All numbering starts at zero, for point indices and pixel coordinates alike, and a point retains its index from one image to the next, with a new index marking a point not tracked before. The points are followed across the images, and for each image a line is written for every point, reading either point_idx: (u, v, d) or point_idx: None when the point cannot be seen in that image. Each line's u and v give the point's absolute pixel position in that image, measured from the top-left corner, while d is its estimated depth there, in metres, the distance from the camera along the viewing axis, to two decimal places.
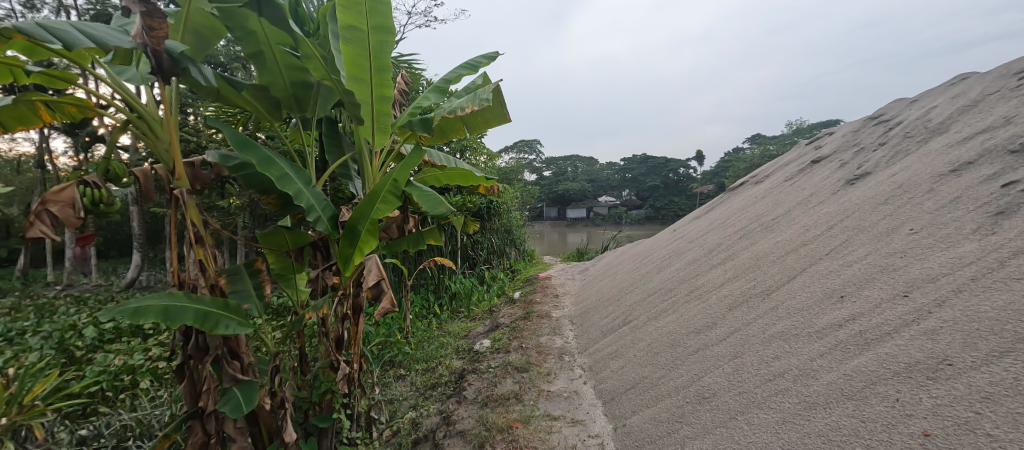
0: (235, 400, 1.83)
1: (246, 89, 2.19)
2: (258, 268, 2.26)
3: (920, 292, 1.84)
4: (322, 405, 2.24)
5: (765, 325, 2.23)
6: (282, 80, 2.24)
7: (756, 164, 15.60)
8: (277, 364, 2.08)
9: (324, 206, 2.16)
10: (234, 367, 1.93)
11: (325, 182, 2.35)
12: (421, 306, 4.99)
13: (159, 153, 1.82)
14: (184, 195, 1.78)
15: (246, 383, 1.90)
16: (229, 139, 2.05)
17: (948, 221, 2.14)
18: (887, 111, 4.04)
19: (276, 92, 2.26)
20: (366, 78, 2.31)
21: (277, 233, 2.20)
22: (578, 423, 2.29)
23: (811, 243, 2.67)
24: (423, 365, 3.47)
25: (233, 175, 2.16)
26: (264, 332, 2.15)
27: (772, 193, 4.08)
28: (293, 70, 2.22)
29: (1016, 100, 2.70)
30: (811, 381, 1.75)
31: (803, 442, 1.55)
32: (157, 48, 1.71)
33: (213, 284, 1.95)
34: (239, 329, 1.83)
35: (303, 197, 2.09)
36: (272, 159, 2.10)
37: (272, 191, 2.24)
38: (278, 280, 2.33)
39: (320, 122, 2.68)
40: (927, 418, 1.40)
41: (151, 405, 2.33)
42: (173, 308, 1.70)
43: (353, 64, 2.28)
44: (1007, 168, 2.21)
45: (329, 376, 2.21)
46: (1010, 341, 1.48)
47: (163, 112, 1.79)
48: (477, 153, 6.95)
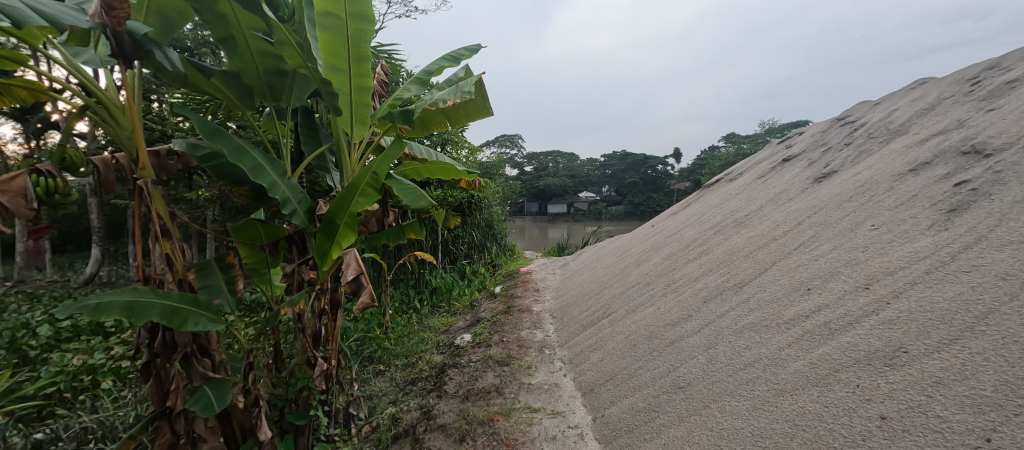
0: (207, 398, 1.79)
1: (216, 76, 2.10)
2: (230, 262, 2.19)
3: (879, 285, 1.95)
4: (299, 403, 2.23)
5: (737, 317, 2.32)
6: (255, 67, 2.20)
7: (731, 162, 16.14)
8: (252, 361, 2.07)
9: (300, 198, 2.13)
10: (204, 365, 1.90)
11: (302, 174, 2.29)
12: (401, 301, 5.00)
13: (121, 141, 1.77)
14: (149, 186, 1.74)
15: (217, 381, 1.88)
16: (198, 128, 2.01)
17: (906, 218, 2.26)
18: (852, 112, 4.23)
19: (248, 79, 2.21)
20: (344, 68, 2.30)
21: (250, 226, 2.15)
22: (558, 415, 2.34)
23: (781, 239, 2.79)
24: (403, 361, 3.50)
25: (202, 165, 2.09)
26: (236, 328, 2.08)
27: (745, 190, 4.23)
28: (267, 57, 2.19)
29: (967, 105, 2.88)
30: (779, 370, 1.84)
31: (771, 427, 1.64)
32: (119, 29, 1.66)
33: (182, 279, 1.88)
34: (209, 325, 1.79)
35: (278, 189, 2.06)
36: (244, 149, 2.06)
37: (244, 183, 2.19)
38: (251, 275, 2.26)
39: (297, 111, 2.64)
40: (884, 402, 1.48)
41: (114, 406, 2.28)
42: (137, 304, 1.66)
43: (331, 52, 2.26)
44: (960, 168, 2.34)
45: (306, 373, 2.17)
46: (960, 329, 1.56)
47: (124, 99, 1.74)
48: (458, 148, 6.96)
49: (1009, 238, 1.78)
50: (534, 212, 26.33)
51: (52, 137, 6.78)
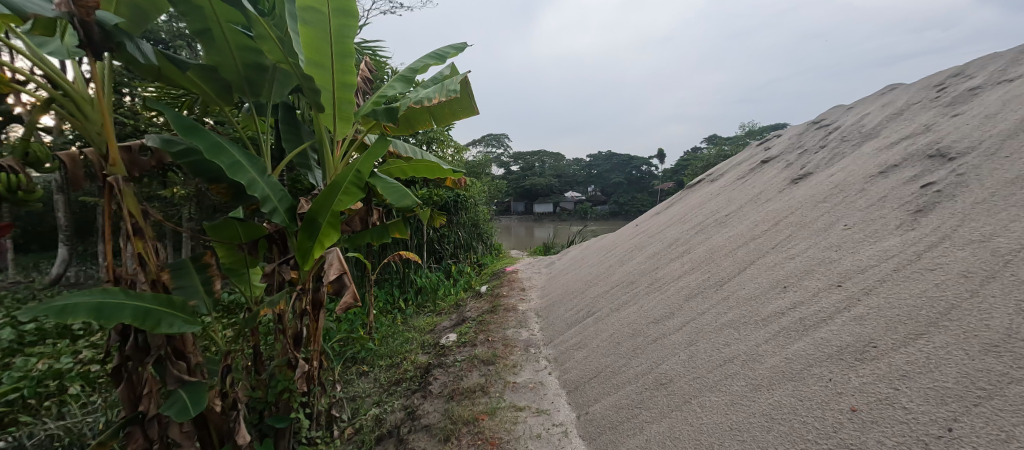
0: (182, 402, 1.76)
1: (191, 70, 2.08)
2: (208, 262, 2.12)
3: (851, 282, 2.02)
4: (280, 405, 2.18)
5: (717, 314, 2.38)
6: (233, 61, 2.13)
7: (712, 163, 16.45)
8: (229, 363, 2.02)
9: (280, 197, 2.11)
10: (179, 368, 1.86)
11: (282, 171, 2.27)
12: (386, 301, 4.98)
13: (89, 136, 1.73)
14: (120, 182, 1.72)
15: (193, 384, 1.84)
16: (172, 124, 1.96)
17: (876, 218, 2.35)
18: (827, 116, 4.36)
19: (226, 74, 2.16)
20: (326, 64, 2.29)
21: (227, 224, 2.13)
22: (543, 413, 2.37)
23: (760, 238, 2.87)
24: (388, 361, 3.48)
25: (178, 162, 2.03)
26: (214, 330, 2.06)
27: (726, 190, 4.32)
28: (246, 51, 2.11)
29: (933, 111, 3.00)
30: (757, 365, 1.90)
31: (748, 421, 1.69)
32: (86, 19, 1.64)
33: (155, 279, 1.85)
34: (185, 327, 1.76)
35: (257, 187, 2.03)
36: (222, 145, 2.01)
37: (222, 180, 2.13)
38: (229, 275, 2.20)
39: (277, 107, 2.60)
40: (855, 395, 1.53)
41: (82, 412, 2.24)
42: (108, 305, 1.64)
43: (312, 47, 2.25)
44: (926, 171, 2.44)
45: (287, 375, 2.16)
46: (924, 324, 1.63)
47: (93, 92, 1.71)
48: (443, 146, 6.95)
49: (971, 238, 1.87)
50: (520, 212, 26.37)
51: (13, 131, 6.46)
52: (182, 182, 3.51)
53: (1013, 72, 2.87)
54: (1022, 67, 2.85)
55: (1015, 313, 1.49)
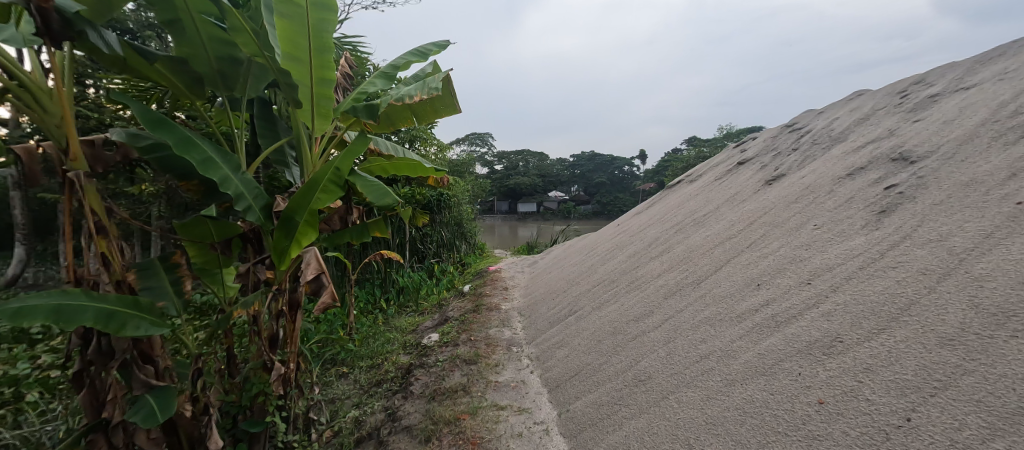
0: (148, 408, 1.70)
1: (159, 61, 2.01)
2: (177, 262, 2.06)
3: (820, 280, 2.10)
4: (254, 409, 2.13)
5: (694, 312, 2.44)
6: (205, 53, 2.08)
7: (692, 164, 16.76)
8: (200, 367, 1.97)
9: (255, 194, 2.06)
10: (147, 373, 1.81)
11: (257, 168, 2.22)
12: (367, 301, 4.94)
13: (48, 129, 1.67)
14: (81, 178, 1.66)
15: (161, 390, 1.78)
16: (139, 117, 1.88)
17: (843, 218, 2.44)
18: (799, 119, 4.50)
19: (198, 66, 2.10)
20: (303, 58, 2.26)
21: (199, 223, 2.04)
22: (525, 411, 2.39)
23: (735, 237, 2.95)
24: (368, 362, 3.46)
25: (144, 157, 1.98)
26: (184, 333, 2.01)
27: (704, 191, 4.42)
28: (218, 43, 2.07)
29: (897, 116, 3.13)
30: (731, 361, 1.96)
31: (723, 415, 1.74)
32: (44, 6, 1.60)
33: (120, 280, 1.81)
34: (152, 329, 1.72)
35: (230, 184, 1.98)
36: (192, 140, 1.96)
37: (192, 177, 2.08)
38: (201, 275, 2.13)
39: (252, 103, 2.57)
40: (822, 389, 1.60)
41: (40, 421, 2.13)
42: (67, 308, 1.58)
43: (289, 40, 2.21)
44: (889, 173, 2.55)
45: (262, 378, 2.13)
46: (886, 319, 1.70)
47: (53, 83, 1.66)
48: (426, 145, 6.92)
49: (930, 237, 1.96)
50: (504, 211, 26.39)
51: None
52: (152, 179, 3.41)
53: (970, 80, 3.02)
54: (978, 75, 3.00)
55: (969, 308, 1.56)
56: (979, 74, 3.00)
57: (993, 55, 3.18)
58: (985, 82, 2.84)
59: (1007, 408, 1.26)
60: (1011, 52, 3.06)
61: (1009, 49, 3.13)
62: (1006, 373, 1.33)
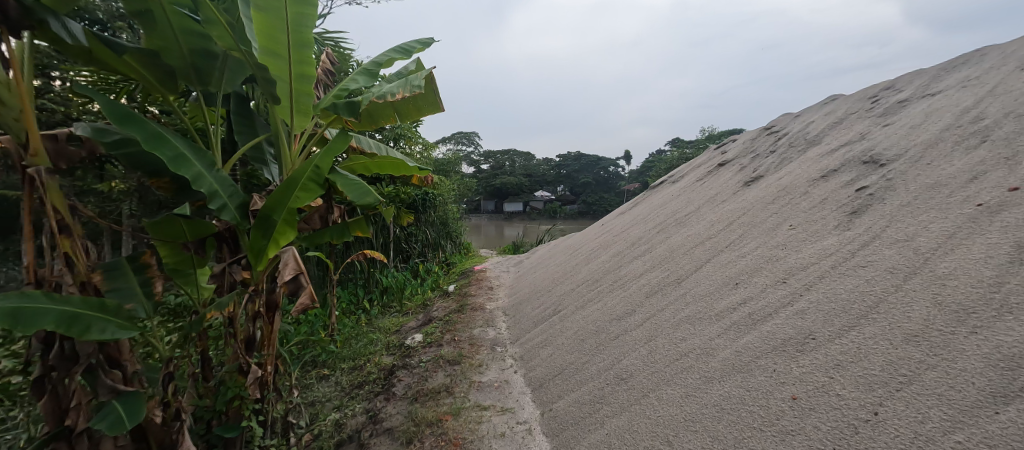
0: (115, 414, 1.66)
1: (128, 54, 1.95)
2: (147, 262, 1.99)
3: (794, 279, 2.15)
4: (229, 414, 2.10)
5: (675, 311, 2.48)
6: (178, 46, 2.02)
7: (676, 165, 17.00)
8: (171, 370, 1.89)
9: (231, 193, 2.03)
10: (113, 377, 1.76)
11: (233, 165, 2.19)
12: (350, 301, 4.88)
13: (6, 123, 1.61)
14: (43, 175, 1.61)
15: (128, 395, 1.73)
16: (105, 112, 1.83)
17: (817, 219, 2.50)
18: (777, 122, 4.60)
19: (170, 60, 2.04)
20: (282, 54, 2.22)
21: (170, 221, 1.97)
22: (508, 411, 2.40)
23: (715, 237, 3.00)
24: (350, 364, 3.43)
25: (111, 153, 1.90)
26: (154, 335, 1.95)
27: (685, 191, 4.49)
28: (192, 36, 2.02)
29: (869, 120, 3.22)
30: (709, 358, 1.99)
31: (701, 412, 1.76)
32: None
33: (84, 281, 1.75)
34: (118, 333, 1.68)
35: (204, 182, 1.94)
36: (163, 135, 1.91)
37: (164, 174, 2.02)
38: (172, 276, 2.05)
39: (229, 98, 2.52)
40: (796, 385, 1.63)
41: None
42: (26, 310, 1.51)
43: (266, 34, 2.17)
44: (861, 176, 2.62)
45: (237, 381, 2.09)
46: (856, 317, 1.75)
47: (12, 75, 1.60)
48: (411, 143, 6.87)
49: (897, 237, 2.02)
50: (490, 211, 26.36)
51: None
52: None
53: (935, 87, 3.13)
54: (943, 82, 3.11)
55: (932, 305, 1.62)
56: (944, 81, 3.12)
57: (957, 62, 3.31)
58: (950, 88, 2.95)
59: (966, 401, 1.30)
60: (973, 61, 3.19)
61: (972, 57, 3.26)
62: (966, 368, 1.38)
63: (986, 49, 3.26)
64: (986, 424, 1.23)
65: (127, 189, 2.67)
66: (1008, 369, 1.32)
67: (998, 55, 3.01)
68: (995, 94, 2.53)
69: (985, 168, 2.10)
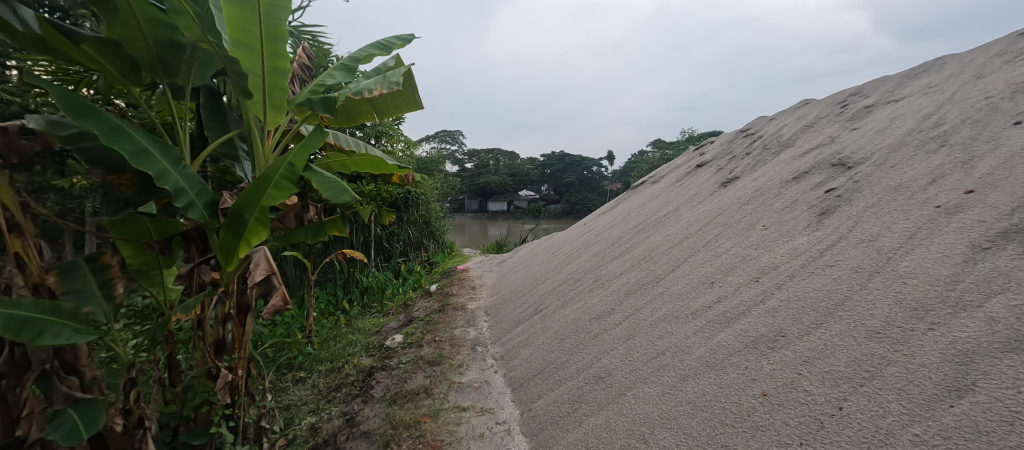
0: (70, 423, 1.58)
1: (86, 43, 1.86)
2: (107, 262, 1.93)
3: (766, 278, 2.20)
4: (198, 420, 2.05)
5: (653, 309, 2.50)
6: (142, 36, 1.95)
7: (656, 166, 17.24)
8: (133, 376, 1.81)
9: (198, 190, 1.96)
10: (70, 384, 1.68)
11: (201, 162, 2.12)
12: (328, 302, 4.80)
13: None
14: None
15: (86, 402, 1.67)
16: (61, 104, 1.75)
17: (789, 219, 2.56)
18: (754, 124, 4.70)
19: (133, 50, 1.97)
20: (255, 47, 2.17)
21: (134, 220, 1.90)
22: (487, 412, 2.39)
23: (692, 237, 3.05)
24: (328, 366, 3.37)
25: (67, 147, 1.82)
26: (115, 340, 1.88)
27: (665, 192, 4.55)
28: (157, 26, 1.95)
29: (839, 124, 3.32)
30: (685, 356, 2.02)
31: (676, 410, 1.78)
32: None
33: (37, 283, 1.68)
34: (75, 337, 1.61)
35: (168, 178, 1.87)
36: (124, 130, 1.84)
37: (126, 170, 1.94)
38: (137, 277, 1.99)
39: (198, 92, 2.45)
40: (766, 381, 1.67)
41: None
42: None
43: (238, 26, 2.11)
44: (830, 177, 2.70)
45: (206, 386, 2.04)
46: (824, 314, 1.80)
47: None
48: (393, 141, 6.80)
49: (863, 237, 2.08)
50: (473, 210, 26.28)
51: None
52: None
53: (900, 93, 3.24)
54: (907, 89, 3.22)
55: (894, 303, 1.67)
56: (908, 88, 3.23)
57: (920, 69, 3.43)
58: (912, 95, 3.05)
59: (924, 395, 1.34)
60: (934, 68, 3.31)
61: (933, 65, 3.38)
62: (924, 363, 1.42)
63: (946, 57, 3.39)
64: (942, 417, 1.27)
65: (89, 186, 2.54)
66: (962, 363, 1.36)
67: (957, 63, 3.13)
68: (954, 100, 2.63)
69: (943, 171, 2.18)
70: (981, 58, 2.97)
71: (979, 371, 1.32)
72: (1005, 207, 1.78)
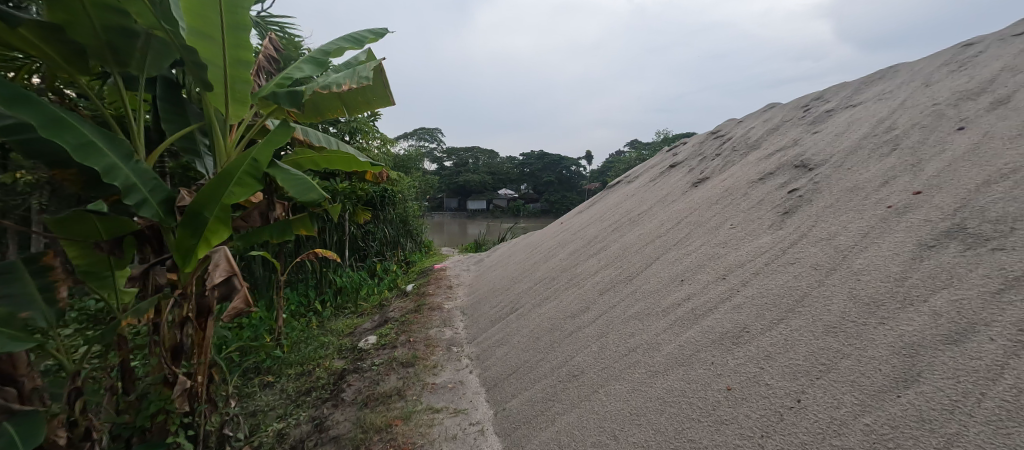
0: (8, 437, 1.48)
1: (25, 27, 1.72)
2: (49, 264, 1.80)
3: (733, 275, 2.25)
4: (153, 430, 1.95)
5: (625, 307, 2.52)
6: (89, 22, 1.83)
7: (632, 166, 17.50)
8: (80, 385, 1.76)
9: (152, 187, 1.87)
10: (7, 395, 1.58)
11: (157, 158, 2.03)
12: (299, 303, 4.67)
13: None
14: None
15: (25, 414, 1.56)
16: None
17: (755, 218, 2.63)
18: (724, 126, 4.82)
19: (79, 37, 1.85)
20: (216, 36, 2.08)
21: (81, 218, 1.79)
22: (461, 413, 2.36)
23: (665, 236, 3.09)
24: (297, 369, 3.27)
25: (4, 139, 1.70)
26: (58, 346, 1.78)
27: (639, 191, 4.61)
28: (106, 12, 1.83)
29: (802, 127, 3.42)
30: (655, 353, 2.04)
31: (645, 405, 1.80)
32: None
33: None
34: (11, 344, 1.51)
35: (118, 174, 1.78)
36: (67, 121, 1.73)
37: (71, 165, 1.85)
38: (85, 278, 1.88)
39: (155, 83, 2.33)
40: (731, 376, 1.70)
41: None
42: None
43: (196, 14, 2.01)
44: (793, 178, 2.78)
45: (162, 394, 1.95)
46: (785, 310, 1.85)
47: None
48: (368, 138, 6.67)
49: (821, 235, 2.15)
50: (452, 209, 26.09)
51: None
52: None
53: (857, 99, 3.37)
54: (863, 95, 3.35)
55: (849, 298, 1.73)
56: (864, 94, 3.36)
57: (875, 77, 3.57)
58: (868, 101, 3.18)
59: (874, 387, 1.39)
60: (888, 76, 3.45)
61: (887, 72, 3.53)
62: (875, 356, 1.47)
63: (898, 66, 3.55)
64: (890, 407, 1.32)
65: (35, 182, 2.16)
66: (908, 356, 1.41)
67: (907, 72, 3.28)
68: (906, 106, 2.75)
69: (894, 174, 2.27)
70: (930, 67, 3.12)
71: (924, 362, 1.37)
72: (948, 208, 1.86)
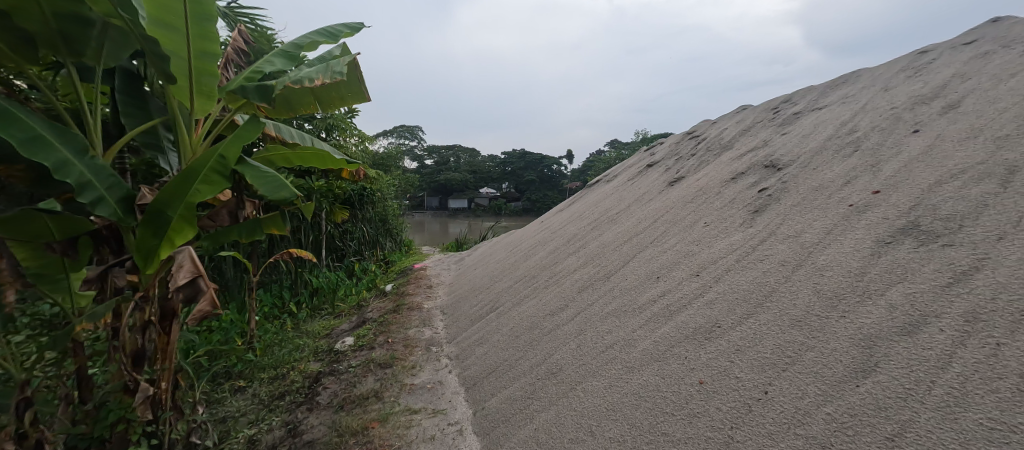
0: None
1: None
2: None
3: (706, 272, 2.27)
4: (113, 440, 1.85)
5: (603, 304, 2.53)
6: (37, 8, 1.72)
7: (611, 166, 17.67)
8: (29, 395, 1.65)
9: (109, 184, 1.77)
10: None
11: (115, 154, 1.93)
12: (273, 304, 4.54)
13: None
14: None
15: None
16: None
17: (727, 216, 2.67)
18: (699, 127, 4.89)
19: (26, 24, 1.74)
20: (179, 26, 2.00)
21: (30, 218, 1.66)
22: (439, 413, 2.32)
23: (642, 234, 3.11)
24: (270, 373, 3.17)
25: None
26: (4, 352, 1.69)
27: (616, 190, 4.64)
28: None
29: (773, 127, 3.50)
30: (631, 349, 2.05)
31: (621, 401, 1.80)
32: None
33: None
34: None
35: (71, 170, 1.68)
36: (13, 114, 1.63)
37: (18, 160, 1.75)
38: (37, 282, 1.80)
39: (113, 75, 2.22)
40: (703, 370, 1.72)
41: None
42: None
43: (159, 4, 1.93)
44: (763, 178, 2.84)
45: (123, 402, 1.87)
46: (754, 305, 1.88)
47: None
48: (344, 135, 6.54)
49: (789, 233, 2.20)
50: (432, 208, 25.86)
51: None
52: None
53: (822, 101, 3.46)
54: (828, 98, 3.45)
55: (813, 293, 1.77)
56: (829, 97, 3.45)
57: (839, 81, 3.68)
58: (832, 104, 3.27)
59: (836, 377, 1.42)
60: (851, 80, 3.56)
61: (850, 76, 3.64)
62: (836, 347, 1.50)
63: (859, 71, 3.66)
64: (850, 396, 1.34)
65: None
66: (866, 347, 1.45)
67: (868, 77, 3.39)
68: (867, 109, 2.84)
69: (855, 174, 2.34)
70: (889, 72, 3.23)
71: (881, 353, 1.41)
72: (904, 207, 1.93)
